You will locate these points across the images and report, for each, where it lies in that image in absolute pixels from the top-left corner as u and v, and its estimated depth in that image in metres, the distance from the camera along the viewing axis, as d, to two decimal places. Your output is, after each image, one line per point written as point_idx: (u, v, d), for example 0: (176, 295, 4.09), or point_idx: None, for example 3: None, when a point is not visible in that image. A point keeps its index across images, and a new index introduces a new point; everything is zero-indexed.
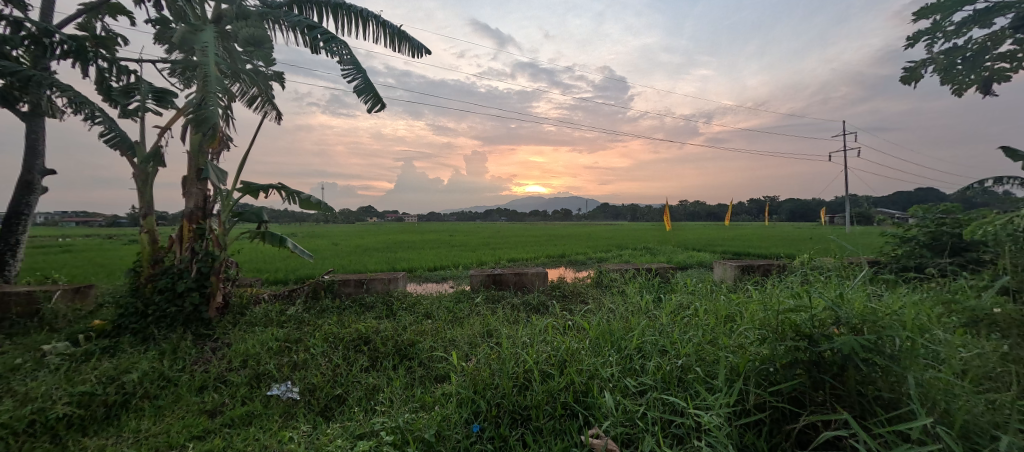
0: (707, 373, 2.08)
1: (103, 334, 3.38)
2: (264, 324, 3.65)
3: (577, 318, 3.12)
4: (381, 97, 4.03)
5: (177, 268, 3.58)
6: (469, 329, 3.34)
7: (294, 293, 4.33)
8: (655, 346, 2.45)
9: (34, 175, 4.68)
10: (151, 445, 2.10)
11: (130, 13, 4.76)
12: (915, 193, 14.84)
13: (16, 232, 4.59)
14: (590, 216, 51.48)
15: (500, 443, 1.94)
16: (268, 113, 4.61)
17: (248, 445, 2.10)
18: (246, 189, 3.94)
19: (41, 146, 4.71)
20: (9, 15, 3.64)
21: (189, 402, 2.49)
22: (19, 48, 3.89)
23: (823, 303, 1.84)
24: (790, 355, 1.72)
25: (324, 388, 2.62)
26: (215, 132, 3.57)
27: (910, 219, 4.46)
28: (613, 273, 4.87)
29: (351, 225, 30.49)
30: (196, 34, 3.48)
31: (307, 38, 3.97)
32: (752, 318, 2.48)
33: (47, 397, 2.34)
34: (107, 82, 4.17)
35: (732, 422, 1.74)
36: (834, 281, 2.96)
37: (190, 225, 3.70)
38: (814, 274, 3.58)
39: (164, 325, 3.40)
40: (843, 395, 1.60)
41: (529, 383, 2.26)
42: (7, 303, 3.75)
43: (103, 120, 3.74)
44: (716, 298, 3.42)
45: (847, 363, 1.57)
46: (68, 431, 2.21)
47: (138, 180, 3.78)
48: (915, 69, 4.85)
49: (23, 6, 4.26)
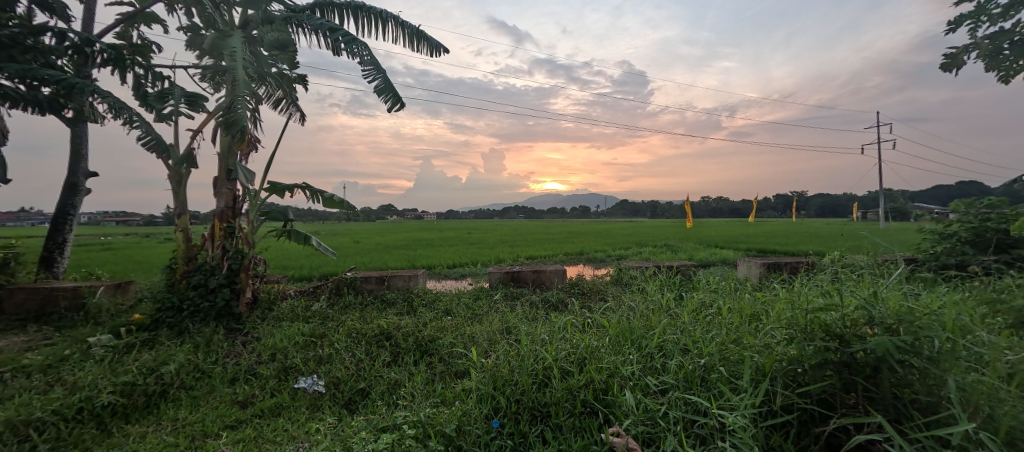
0: (730, 373, 2.03)
1: (142, 327, 3.56)
2: (291, 318, 3.78)
3: (596, 316, 3.09)
4: (400, 97, 4.09)
5: (210, 265, 3.74)
6: (488, 326, 3.36)
7: (319, 290, 4.50)
8: (677, 344, 2.42)
9: (78, 178, 4.95)
10: (188, 433, 2.20)
11: (163, 22, 4.96)
12: (956, 186, 14.12)
13: (63, 232, 4.88)
14: (609, 213, 50.95)
15: (520, 440, 1.95)
16: (292, 115, 4.74)
17: (277, 436, 2.17)
18: (273, 188, 4.07)
19: (84, 151, 4.98)
20: (54, 27, 3.85)
21: (221, 394, 2.60)
22: (63, 57, 4.10)
23: (855, 302, 1.78)
24: (819, 355, 1.66)
25: (349, 381, 2.69)
26: (242, 134, 3.69)
27: (950, 214, 4.23)
28: (633, 270, 4.81)
29: (372, 224, 31.05)
30: (225, 40, 3.61)
31: (329, 40, 4.06)
32: (779, 317, 2.40)
33: (92, 386, 2.48)
34: (143, 88, 4.36)
35: (758, 422, 1.70)
36: (867, 279, 2.84)
37: (221, 224, 3.83)
38: (845, 272, 3.44)
39: (197, 319, 3.54)
40: (876, 398, 1.54)
41: (549, 380, 2.26)
42: (56, 298, 3.99)
43: (140, 125, 3.92)
44: (740, 297, 3.33)
45: (881, 365, 1.51)
46: (112, 418, 2.33)
47: (173, 181, 3.94)
48: (956, 55, 4.60)
49: (65, 17, 4.50)
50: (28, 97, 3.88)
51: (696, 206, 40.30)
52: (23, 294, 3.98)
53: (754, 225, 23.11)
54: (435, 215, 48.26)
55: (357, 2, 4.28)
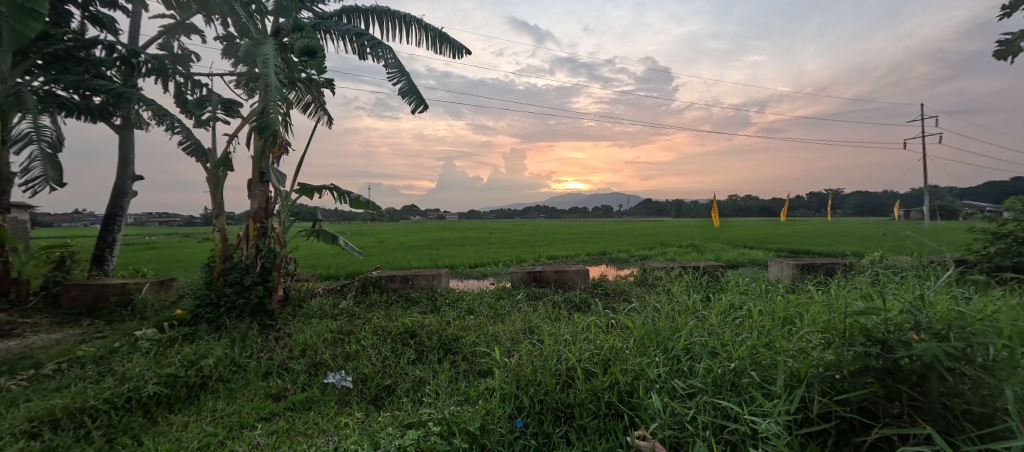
0: (762, 378, 1.96)
1: (183, 322, 3.74)
2: (320, 316, 3.89)
3: (620, 317, 3.05)
4: (424, 98, 4.15)
5: (245, 264, 3.89)
6: (511, 325, 3.37)
7: (345, 288, 4.61)
8: (705, 347, 2.35)
9: (126, 181, 5.25)
10: (226, 423, 2.30)
11: (201, 32, 5.21)
12: (1013, 184, 13.15)
13: (112, 232, 5.18)
14: (633, 212, 50.15)
15: (544, 440, 1.94)
16: (321, 119, 4.87)
17: (308, 429, 2.24)
18: (303, 189, 4.20)
19: (131, 155, 5.28)
20: (105, 40, 4.10)
21: (256, 387, 2.71)
22: (112, 68, 4.36)
23: (900, 305, 1.70)
24: (859, 361, 1.59)
25: (375, 378, 2.74)
26: (275, 138, 3.82)
27: (1005, 212, 3.95)
28: (658, 271, 4.72)
29: (397, 224, 31.61)
30: (258, 47, 3.76)
31: (355, 44, 4.18)
32: (815, 321, 2.31)
33: (139, 377, 2.62)
34: (184, 95, 4.59)
35: (793, 430, 1.64)
36: (911, 281, 2.69)
37: (255, 224, 3.97)
38: (886, 273, 3.26)
39: (234, 315, 3.70)
40: (923, 408, 1.46)
41: (572, 381, 2.24)
42: (106, 294, 4.25)
43: (181, 130, 4.13)
44: (772, 299, 3.21)
45: (929, 373, 1.42)
46: (157, 408, 2.45)
47: (210, 183, 4.13)
48: (1012, 41, 4.30)
49: (113, 30, 4.78)
50: (81, 106, 4.14)
51: (724, 206, 39.11)
52: (77, 289, 4.25)
53: (783, 225, 22.37)
54: (458, 215, 48.71)
55: (383, 7, 4.38)
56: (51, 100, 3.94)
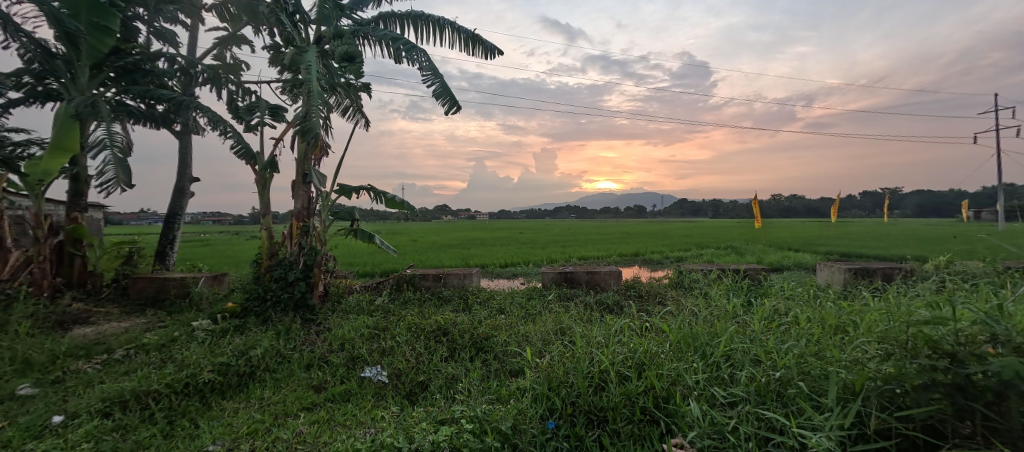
0: (811, 389, 1.86)
1: (234, 315, 3.98)
2: (358, 312, 4.03)
3: (656, 320, 2.97)
4: (456, 100, 4.20)
5: (289, 260, 4.07)
6: (542, 325, 3.36)
7: (381, 285, 4.75)
8: (747, 354, 2.26)
9: (184, 183, 5.65)
10: (272, 411, 2.42)
11: (251, 42, 5.52)
12: None
13: (172, 229, 5.59)
14: (668, 212, 48.74)
15: (576, 442, 1.92)
16: (359, 122, 5.04)
17: (347, 420, 2.32)
18: (342, 190, 4.37)
19: (189, 159, 5.67)
20: (167, 53, 4.43)
21: (299, 378, 2.85)
22: (173, 79, 4.70)
23: (973, 315, 1.56)
24: (924, 376, 1.46)
25: (409, 374, 2.80)
26: (316, 141, 4.00)
27: None
28: (695, 273, 4.55)
29: (429, 224, 32.28)
30: (302, 55, 3.94)
31: (391, 49, 4.29)
32: (870, 330, 2.16)
33: (196, 364, 2.82)
34: (236, 102, 4.88)
35: (847, 446, 1.53)
36: (982, 289, 2.46)
37: (298, 223, 4.16)
38: (954, 280, 2.99)
39: (279, 309, 3.90)
40: (1000, 429, 1.32)
41: (606, 384, 2.20)
42: (167, 287, 4.58)
43: (233, 135, 4.39)
44: (821, 306, 3.01)
45: (1008, 391, 1.29)
46: (211, 394, 2.62)
47: (259, 184, 4.36)
48: None
49: (174, 43, 5.15)
50: (147, 114, 4.49)
51: (767, 206, 37.31)
52: (143, 282, 4.62)
53: (830, 226, 21.10)
54: (489, 215, 49.10)
55: (418, 12, 4.49)
56: (122, 109, 4.29)
